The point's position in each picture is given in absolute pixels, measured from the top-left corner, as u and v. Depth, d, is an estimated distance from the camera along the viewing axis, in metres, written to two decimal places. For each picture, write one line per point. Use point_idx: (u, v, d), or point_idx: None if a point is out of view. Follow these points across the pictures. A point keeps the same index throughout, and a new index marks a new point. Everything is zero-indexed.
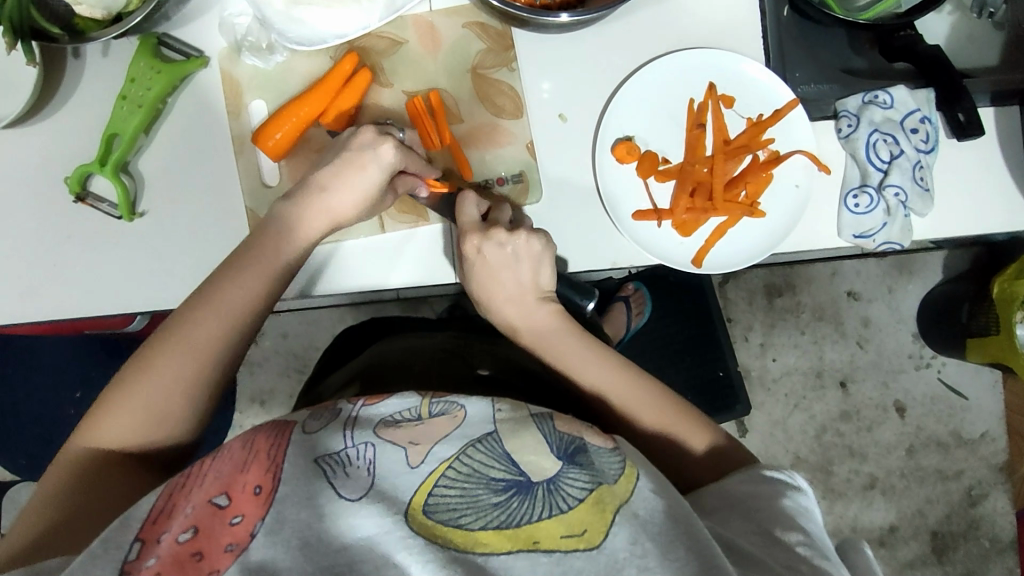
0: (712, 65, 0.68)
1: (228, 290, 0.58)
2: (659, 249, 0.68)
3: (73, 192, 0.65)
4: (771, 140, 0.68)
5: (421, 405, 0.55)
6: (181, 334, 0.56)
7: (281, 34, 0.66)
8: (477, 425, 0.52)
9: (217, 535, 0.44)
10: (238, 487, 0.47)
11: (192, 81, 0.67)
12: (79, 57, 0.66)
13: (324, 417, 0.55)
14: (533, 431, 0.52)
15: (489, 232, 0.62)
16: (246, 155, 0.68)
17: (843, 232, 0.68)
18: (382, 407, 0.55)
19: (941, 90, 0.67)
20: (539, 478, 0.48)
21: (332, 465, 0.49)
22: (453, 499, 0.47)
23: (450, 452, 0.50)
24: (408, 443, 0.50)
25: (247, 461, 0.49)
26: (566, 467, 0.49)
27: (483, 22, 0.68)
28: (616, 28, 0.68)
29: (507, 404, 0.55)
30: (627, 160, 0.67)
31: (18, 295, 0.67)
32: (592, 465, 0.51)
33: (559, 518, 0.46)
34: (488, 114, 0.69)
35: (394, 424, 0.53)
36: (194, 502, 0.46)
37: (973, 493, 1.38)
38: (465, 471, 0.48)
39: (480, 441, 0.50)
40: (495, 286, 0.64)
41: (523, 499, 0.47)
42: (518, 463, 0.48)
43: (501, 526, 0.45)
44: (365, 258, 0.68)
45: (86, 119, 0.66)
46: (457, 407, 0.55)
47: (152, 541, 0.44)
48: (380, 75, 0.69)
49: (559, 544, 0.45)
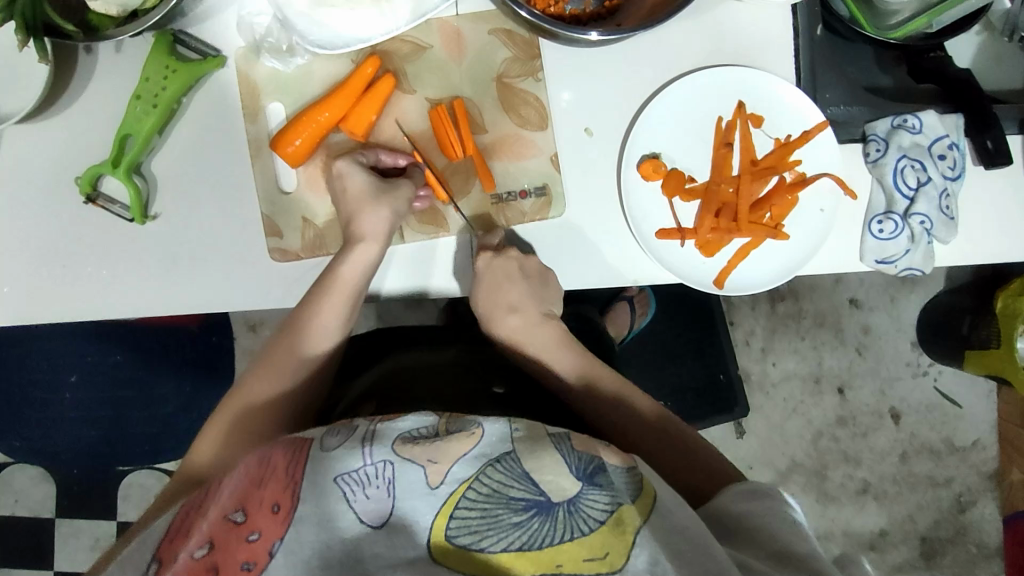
0: (743, 85, 0.67)
1: (306, 314, 0.64)
2: (681, 270, 0.67)
3: (83, 193, 0.63)
4: (798, 162, 0.67)
5: (438, 423, 0.54)
6: (269, 359, 0.64)
7: (303, 36, 0.63)
8: (495, 444, 0.51)
9: (233, 551, 0.44)
10: (255, 504, 0.47)
11: (207, 81, 0.64)
12: (90, 53, 0.63)
13: (342, 433, 0.54)
14: (551, 449, 0.51)
15: (502, 251, 0.65)
16: (262, 159, 0.65)
17: (866, 257, 0.68)
18: (401, 423, 0.54)
19: (970, 118, 0.68)
20: (559, 498, 0.47)
21: (351, 485, 0.48)
22: (474, 522, 0.46)
23: (469, 472, 0.49)
24: (428, 462, 0.49)
25: (265, 479, 0.49)
26: (585, 487, 0.48)
27: (510, 29, 0.66)
28: (645, 41, 0.66)
29: (523, 426, 0.54)
30: (652, 178, 0.66)
31: (26, 297, 0.65)
32: (611, 485, 0.49)
33: (580, 541, 0.45)
34: (512, 124, 0.67)
35: (412, 440, 0.51)
36: (211, 519, 0.47)
37: (962, 500, 1.40)
38: (485, 492, 0.47)
39: (499, 461, 0.50)
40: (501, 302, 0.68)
41: (543, 520, 0.46)
42: (537, 482, 0.48)
43: (523, 548, 0.45)
44: (411, 263, 0.67)
45: (97, 117, 0.64)
46: (473, 425, 0.53)
47: (168, 560, 0.45)
48: (403, 81, 0.66)
49: (581, 567, 0.44)
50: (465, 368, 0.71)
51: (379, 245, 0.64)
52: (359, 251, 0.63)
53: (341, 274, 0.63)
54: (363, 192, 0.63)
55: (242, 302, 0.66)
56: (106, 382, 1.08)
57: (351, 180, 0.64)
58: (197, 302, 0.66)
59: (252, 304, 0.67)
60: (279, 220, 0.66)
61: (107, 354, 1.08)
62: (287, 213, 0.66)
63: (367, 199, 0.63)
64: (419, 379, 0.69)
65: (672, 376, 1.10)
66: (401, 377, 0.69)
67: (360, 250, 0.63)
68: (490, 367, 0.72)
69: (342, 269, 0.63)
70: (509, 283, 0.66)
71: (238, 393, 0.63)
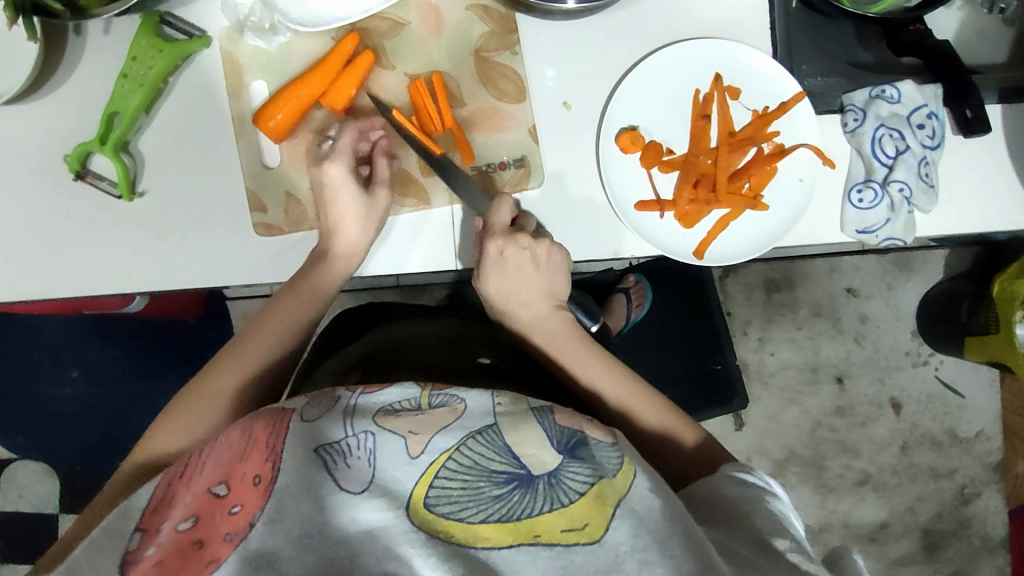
0: (718, 56, 0.67)
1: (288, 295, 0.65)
2: (661, 241, 0.68)
3: (72, 170, 0.64)
4: (776, 133, 0.68)
5: (421, 395, 0.52)
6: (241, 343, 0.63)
7: (284, 15, 0.65)
8: (477, 418, 0.49)
9: (217, 524, 0.43)
10: (238, 476, 0.45)
11: (193, 61, 0.66)
12: (79, 34, 0.65)
13: (325, 404, 0.51)
14: (533, 424, 0.49)
15: (513, 236, 0.62)
16: (246, 135, 0.67)
17: (846, 227, 0.68)
18: (383, 395, 0.51)
19: (949, 87, 0.67)
20: (539, 472, 0.46)
21: (332, 454, 0.46)
22: (454, 492, 0.44)
23: (451, 443, 0.47)
24: (409, 433, 0.47)
25: (247, 451, 0.47)
26: (566, 460, 0.47)
27: (487, 4, 0.67)
28: (621, 16, 0.67)
29: (507, 398, 0.52)
30: (631, 150, 0.67)
31: (16, 272, 0.67)
32: (593, 459, 0.48)
33: (560, 513, 0.44)
34: (490, 97, 0.68)
35: (393, 413, 0.50)
36: (195, 491, 0.45)
37: (965, 492, 1.39)
38: (466, 463, 0.46)
39: (480, 433, 0.47)
40: (511, 288, 0.64)
41: (524, 492, 0.44)
42: (518, 455, 0.46)
43: (503, 519, 0.43)
44: (395, 239, 0.68)
45: (86, 97, 0.66)
46: (457, 400, 0.51)
47: (153, 531, 0.43)
48: (383, 57, 0.68)
49: (559, 539, 0.43)
50: (451, 341, 0.72)
51: (358, 211, 0.64)
52: (345, 218, 0.64)
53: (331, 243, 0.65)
54: (343, 155, 0.64)
55: (227, 276, 0.67)
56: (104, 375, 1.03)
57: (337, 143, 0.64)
58: (183, 278, 0.67)
59: (239, 279, 0.68)
60: (263, 194, 0.67)
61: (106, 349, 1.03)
62: (271, 188, 0.68)
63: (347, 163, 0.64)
64: (403, 350, 0.69)
65: (667, 366, 1.10)
66: (389, 346, 0.70)
67: (347, 222, 0.64)
68: (476, 341, 0.73)
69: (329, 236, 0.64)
70: (524, 277, 0.64)
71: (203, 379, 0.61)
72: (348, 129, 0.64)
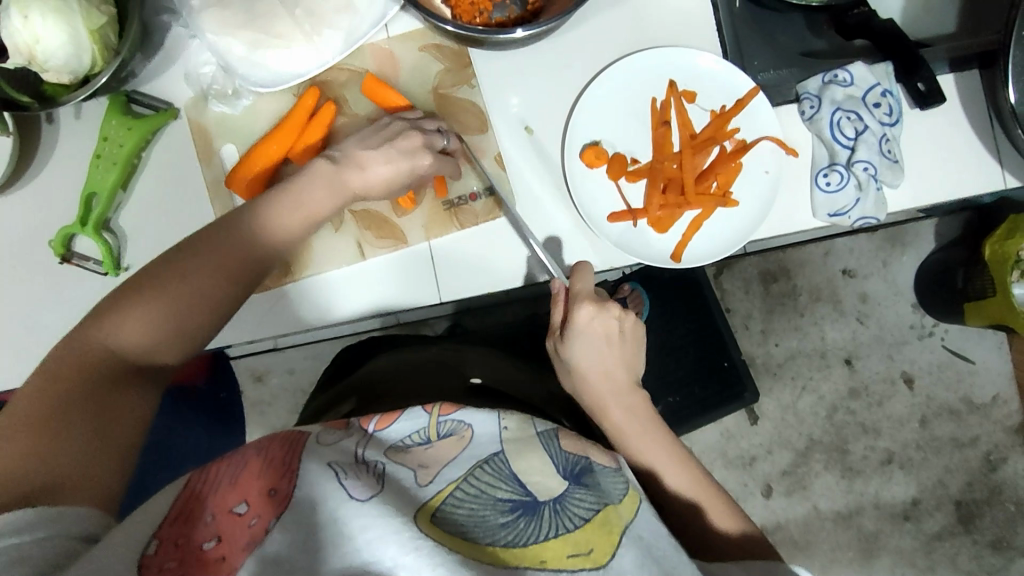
0: (670, 63, 0.69)
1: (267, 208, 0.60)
2: (639, 249, 0.69)
3: (58, 254, 0.66)
4: (736, 130, 0.69)
5: (430, 426, 0.53)
6: (218, 230, 0.58)
7: (244, 78, 0.67)
8: (486, 445, 0.51)
9: (240, 540, 0.41)
10: (256, 495, 0.44)
11: (163, 133, 0.68)
12: (53, 122, 0.67)
13: (338, 432, 0.52)
14: (540, 451, 0.52)
15: (605, 303, 0.63)
16: (221, 198, 0.68)
17: (817, 213, 0.68)
18: (394, 430, 0.53)
19: (899, 64, 0.69)
20: (545, 498, 0.47)
21: (344, 467, 0.46)
22: (461, 516, 0.44)
23: (458, 474, 0.48)
24: (419, 467, 0.48)
25: (264, 470, 0.46)
26: (571, 487, 0.49)
27: (439, 43, 0.69)
28: (571, 37, 0.69)
29: (513, 423, 0.55)
30: (597, 164, 0.68)
31: (15, 360, 0.68)
32: (597, 486, 0.52)
33: (565, 537, 0.45)
34: (453, 132, 0.69)
35: (403, 449, 0.51)
36: (214, 509, 0.43)
37: (991, 457, 1.37)
38: (472, 492, 0.46)
39: (487, 462, 0.49)
40: (596, 361, 0.65)
41: (529, 519, 0.45)
42: (523, 484, 0.48)
43: (510, 544, 0.43)
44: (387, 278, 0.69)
45: (65, 181, 0.67)
46: (464, 427, 0.53)
47: (171, 545, 0.41)
48: (345, 107, 0.70)
49: (567, 563, 0.44)
50: (443, 363, 0.74)
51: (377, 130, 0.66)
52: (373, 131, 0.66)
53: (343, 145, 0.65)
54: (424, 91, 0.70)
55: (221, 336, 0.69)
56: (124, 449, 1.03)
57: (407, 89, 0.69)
58: None
59: (229, 338, 0.68)
60: None
61: None
62: None
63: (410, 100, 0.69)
64: (397, 376, 0.72)
65: (672, 368, 1.10)
66: (381, 375, 0.73)
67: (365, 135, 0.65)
68: (466, 360, 0.76)
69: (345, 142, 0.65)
70: (608, 345, 0.65)
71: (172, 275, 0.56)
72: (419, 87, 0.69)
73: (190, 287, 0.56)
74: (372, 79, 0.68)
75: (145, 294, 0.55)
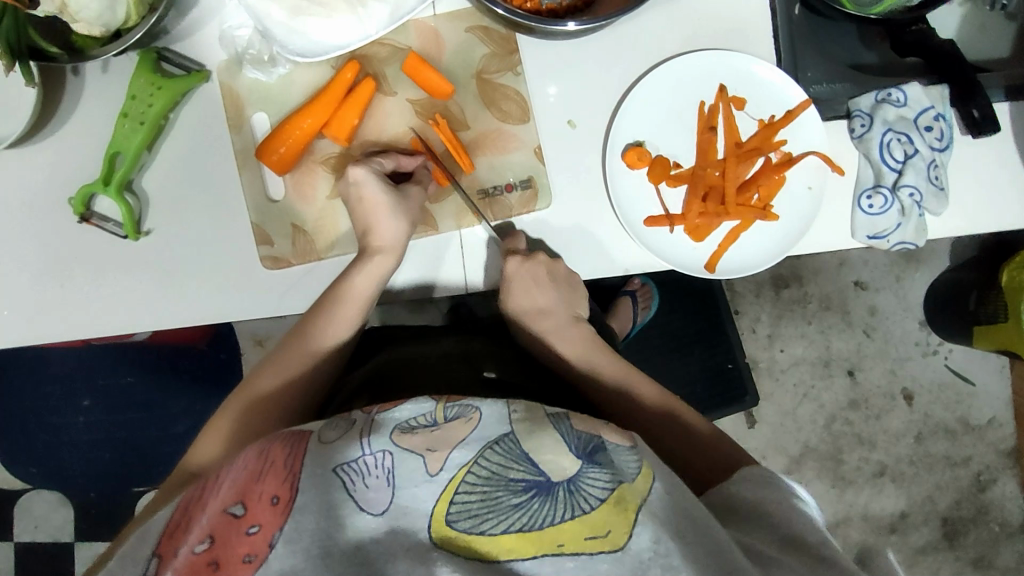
0: (723, 67, 0.67)
1: (305, 321, 0.66)
2: (672, 255, 0.67)
3: (77, 212, 0.64)
4: (783, 142, 0.67)
5: (435, 410, 0.53)
6: (278, 358, 0.65)
7: (282, 45, 0.64)
8: (493, 428, 0.49)
9: (233, 544, 0.44)
10: (254, 495, 0.46)
11: (193, 95, 0.65)
12: (78, 75, 0.64)
13: (341, 427, 0.52)
14: (551, 431, 0.49)
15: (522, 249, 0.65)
16: (249, 170, 0.66)
17: (857, 234, 0.67)
18: (398, 412, 0.53)
19: (956, 87, 0.67)
20: (559, 478, 0.45)
21: (351, 475, 0.47)
22: (475, 504, 0.44)
23: (468, 456, 0.47)
24: (426, 451, 0.47)
25: (263, 471, 0.47)
26: (585, 465, 0.46)
27: (486, 25, 0.67)
28: (623, 30, 0.66)
29: (522, 406, 0.52)
30: (638, 165, 0.66)
31: (28, 316, 0.66)
32: (611, 464, 0.48)
33: (582, 519, 0.44)
34: (494, 119, 0.67)
35: (409, 430, 0.50)
36: (210, 513, 0.46)
37: (982, 478, 1.38)
38: (484, 475, 0.46)
39: (496, 443, 0.48)
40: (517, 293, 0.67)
41: (544, 500, 0.44)
42: (536, 463, 0.46)
43: (524, 530, 0.43)
44: (415, 263, 0.68)
45: (89, 136, 0.65)
46: (472, 410, 0.52)
47: (170, 554, 0.45)
48: (383, 83, 0.67)
49: (584, 546, 0.43)
50: (456, 355, 0.73)
51: (394, 257, 0.65)
52: (380, 213, 0.64)
53: (371, 238, 0.65)
54: (393, 159, 0.67)
55: (239, 307, 0.67)
56: (118, 403, 1.09)
57: (396, 159, 0.67)
58: (196, 312, 0.67)
59: (246, 310, 0.67)
60: (269, 227, 0.67)
61: (117, 376, 1.09)
62: (276, 221, 0.67)
63: (384, 208, 0.64)
64: (412, 368, 0.71)
65: (679, 367, 1.09)
66: (396, 365, 0.71)
67: (386, 219, 0.64)
68: (482, 352, 0.74)
69: (370, 228, 0.65)
70: (537, 287, 0.66)
71: (243, 392, 0.64)
72: (397, 158, 0.67)
73: (258, 407, 0.63)
74: (415, 57, 0.65)
75: (217, 422, 0.62)
